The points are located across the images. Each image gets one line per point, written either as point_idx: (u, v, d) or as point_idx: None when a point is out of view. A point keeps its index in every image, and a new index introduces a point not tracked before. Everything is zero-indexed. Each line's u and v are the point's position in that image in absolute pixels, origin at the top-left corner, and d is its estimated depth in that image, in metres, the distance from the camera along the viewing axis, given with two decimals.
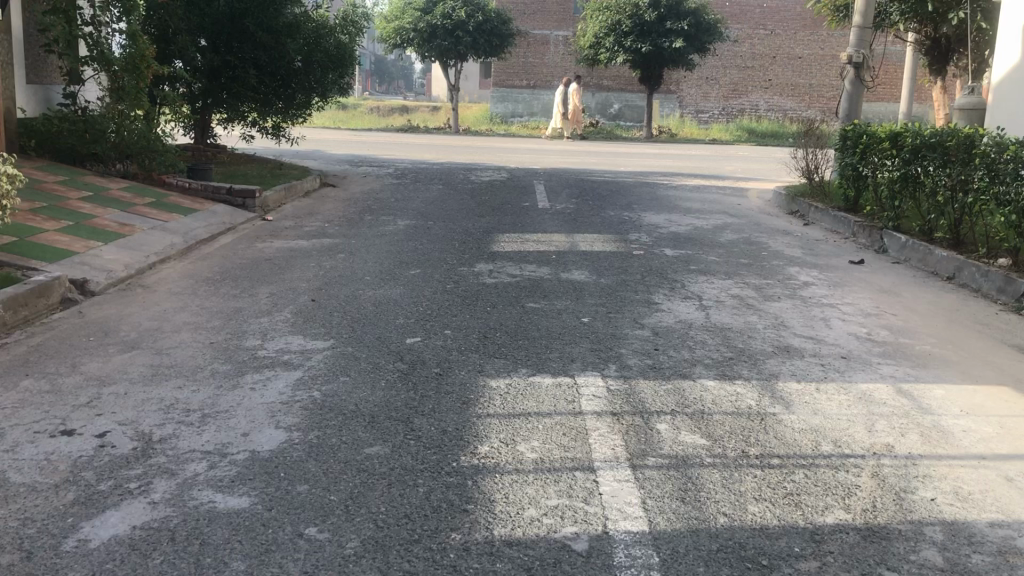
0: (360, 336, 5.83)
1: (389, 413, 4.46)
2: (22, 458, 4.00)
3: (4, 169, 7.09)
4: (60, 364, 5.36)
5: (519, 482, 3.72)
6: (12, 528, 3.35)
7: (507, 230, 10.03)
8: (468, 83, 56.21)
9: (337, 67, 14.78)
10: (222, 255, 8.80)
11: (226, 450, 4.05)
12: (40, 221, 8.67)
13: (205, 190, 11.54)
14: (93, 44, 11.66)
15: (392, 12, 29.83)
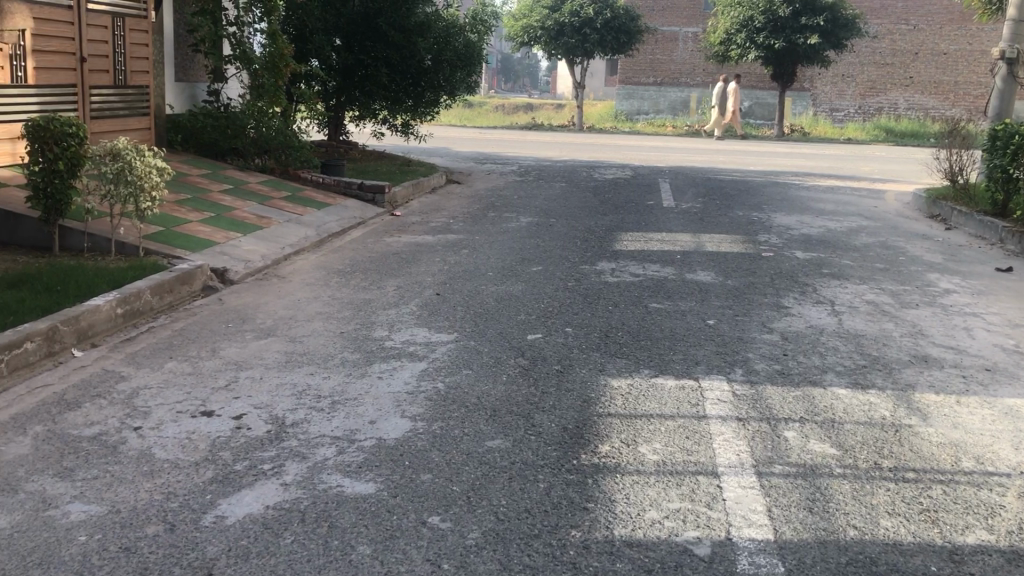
0: (483, 331, 5.91)
1: (511, 407, 4.51)
2: (165, 436, 4.24)
3: (154, 163, 7.51)
4: (201, 348, 5.65)
5: (640, 483, 3.69)
6: (157, 502, 3.55)
7: (631, 229, 9.95)
8: (594, 82, 56.08)
9: (465, 65, 14.97)
10: (352, 248, 9.08)
11: (354, 437, 4.19)
12: (186, 212, 9.15)
13: (338, 185, 11.93)
14: (236, 44, 12.28)
15: (521, 10, 30.16)
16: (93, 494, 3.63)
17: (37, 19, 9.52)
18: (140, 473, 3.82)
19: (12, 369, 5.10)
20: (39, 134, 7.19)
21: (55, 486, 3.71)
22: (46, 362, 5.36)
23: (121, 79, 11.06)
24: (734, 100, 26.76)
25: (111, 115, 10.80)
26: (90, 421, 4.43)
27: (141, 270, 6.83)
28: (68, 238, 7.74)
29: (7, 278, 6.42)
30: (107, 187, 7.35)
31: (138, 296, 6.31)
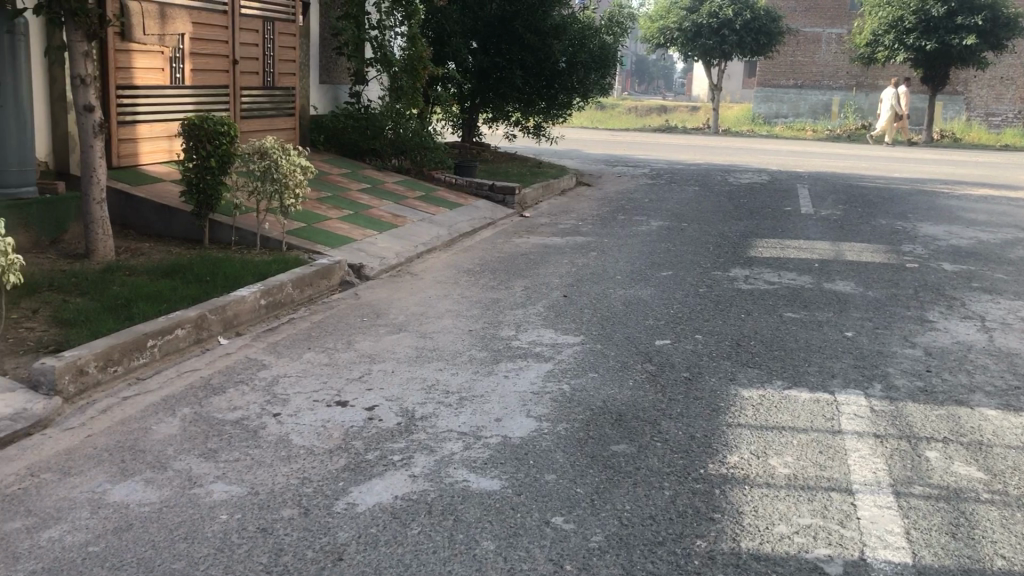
0: (610, 334, 5.88)
1: (637, 413, 4.47)
2: (302, 423, 4.42)
3: (298, 162, 7.82)
4: (337, 340, 5.86)
5: (770, 496, 3.60)
6: (293, 486, 3.71)
7: (766, 236, 9.67)
8: (731, 83, 54.42)
9: (600, 67, 14.95)
10: (482, 248, 9.21)
11: (480, 433, 4.24)
12: (326, 210, 9.50)
13: (470, 186, 12.12)
14: (378, 47, 12.68)
15: (658, 11, 29.94)
16: (235, 475, 3.82)
17: (196, 23, 10.09)
18: (277, 458, 3.99)
19: (164, 353, 5.43)
20: (195, 133, 7.64)
21: (200, 465, 3.93)
22: (194, 347, 5.67)
23: (269, 81, 11.59)
24: (904, 103, 25.45)
25: (258, 114, 11.34)
26: (233, 406, 4.67)
27: (283, 264, 7.13)
28: (217, 231, 8.18)
29: (161, 268, 6.83)
30: (255, 184, 7.72)
31: (280, 289, 6.59)
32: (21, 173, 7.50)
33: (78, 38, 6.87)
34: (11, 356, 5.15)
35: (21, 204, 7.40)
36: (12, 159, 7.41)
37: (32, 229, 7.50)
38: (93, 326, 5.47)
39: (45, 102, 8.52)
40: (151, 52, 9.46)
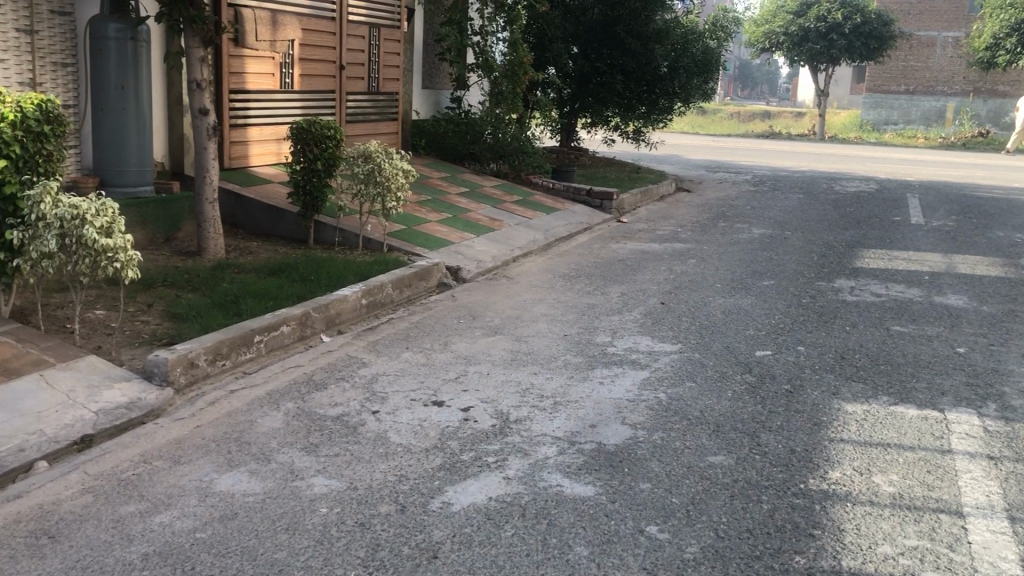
0: (708, 344, 5.79)
1: (735, 424, 4.39)
2: (400, 421, 4.50)
3: (401, 165, 7.96)
4: (434, 341, 5.94)
5: (873, 515, 3.48)
6: (391, 482, 3.78)
7: (873, 246, 9.37)
8: (838, 89, 52.83)
9: (703, 72, 14.80)
10: (579, 253, 9.20)
11: (575, 439, 4.24)
12: (425, 213, 9.64)
13: (567, 191, 12.13)
14: (479, 53, 12.86)
15: (764, 16, 29.53)
16: (335, 469, 3.92)
17: (306, 30, 10.39)
18: (376, 454, 4.08)
19: (269, 349, 5.60)
20: (302, 136, 7.88)
21: (302, 459, 4.04)
22: (298, 344, 5.84)
23: (374, 86, 11.85)
24: None
25: (362, 118, 11.61)
26: (334, 402, 4.79)
27: (384, 265, 7.29)
28: (321, 232, 8.40)
29: (267, 266, 7.06)
30: (358, 186, 7.90)
31: (380, 289, 6.72)
32: (140, 173, 7.85)
33: (196, 44, 7.17)
34: (127, 347, 5.40)
35: (138, 202, 7.75)
36: (132, 160, 7.77)
37: (148, 227, 7.86)
38: (203, 321, 5.69)
39: (163, 105, 8.91)
40: (262, 57, 9.79)
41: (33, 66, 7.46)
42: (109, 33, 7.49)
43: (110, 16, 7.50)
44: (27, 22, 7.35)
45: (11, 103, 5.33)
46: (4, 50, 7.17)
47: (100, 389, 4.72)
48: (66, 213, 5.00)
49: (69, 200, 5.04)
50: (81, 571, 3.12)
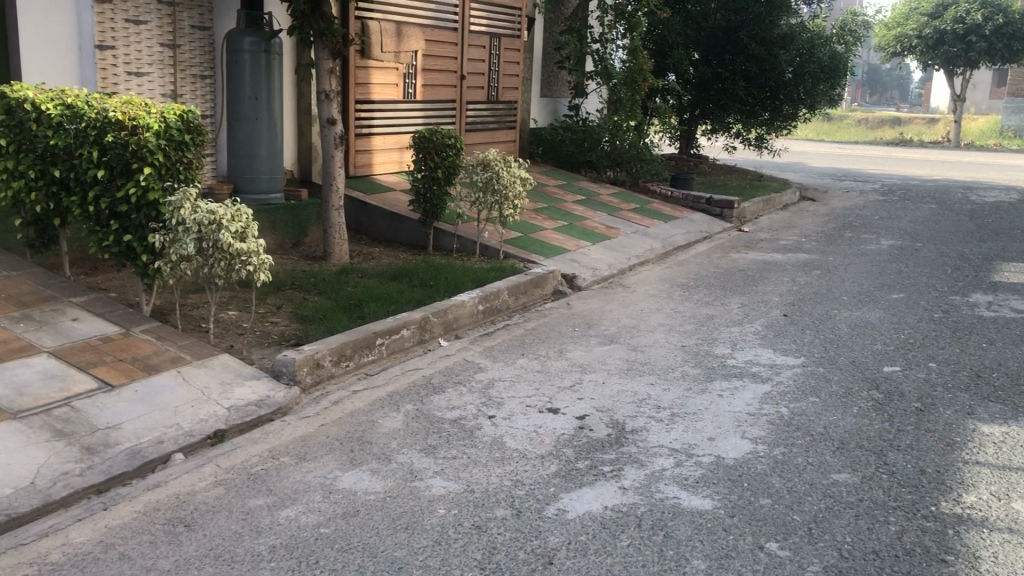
0: (833, 358, 5.62)
1: (861, 442, 4.24)
2: (516, 427, 4.54)
3: (519, 173, 8.02)
4: (550, 348, 5.97)
5: (1013, 543, 3.31)
6: (507, 487, 3.82)
7: (1013, 259, 8.88)
8: (976, 93, 50.33)
9: (829, 78, 14.21)
10: (698, 263, 9.07)
11: (692, 451, 4.19)
12: (541, 220, 9.70)
13: (686, 200, 11.98)
14: (598, 60, 12.89)
15: (896, 18, 28.49)
16: (452, 472, 3.99)
17: (429, 41, 10.60)
18: (492, 458, 4.13)
19: (390, 351, 5.75)
20: (423, 145, 8.06)
21: (421, 460, 4.13)
22: (417, 348, 5.97)
23: (493, 95, 12.01)
24: None
25: (481, 127, 11.80)
26: (452, 405, 4.87)
27: (500, 272, 7.37)
28: (440, 238, 8.57)
29: (389, 271, 7.25)
30: (477, 194, 8.01)
31: (497, 295, 6.80)
32: (270, 181, 8.18)
33: (325, 56, 7.42)
34: (258, 347, 5.64)
35: (269, 209, 8.09)
36: (263, 169, 8.11)
37: (277, 232, 8.18)
38: (328, 323, 5.89)
39: (293, 116, 9.27)
40: (386, 69, 10.03)
41: (175, 78, 7.90)
42: (244, 46, 7.86)
43: (245, 30, 7.87)
44: (170, 37, 7.80)
45: (154, 113, 5.60)
46: (148, 64, 7.66)
47: (232, 386, 4.95)
48: (205, 218, 5.26)
49: (207, 206, 5.30)
50: (215, 558, 3.27)
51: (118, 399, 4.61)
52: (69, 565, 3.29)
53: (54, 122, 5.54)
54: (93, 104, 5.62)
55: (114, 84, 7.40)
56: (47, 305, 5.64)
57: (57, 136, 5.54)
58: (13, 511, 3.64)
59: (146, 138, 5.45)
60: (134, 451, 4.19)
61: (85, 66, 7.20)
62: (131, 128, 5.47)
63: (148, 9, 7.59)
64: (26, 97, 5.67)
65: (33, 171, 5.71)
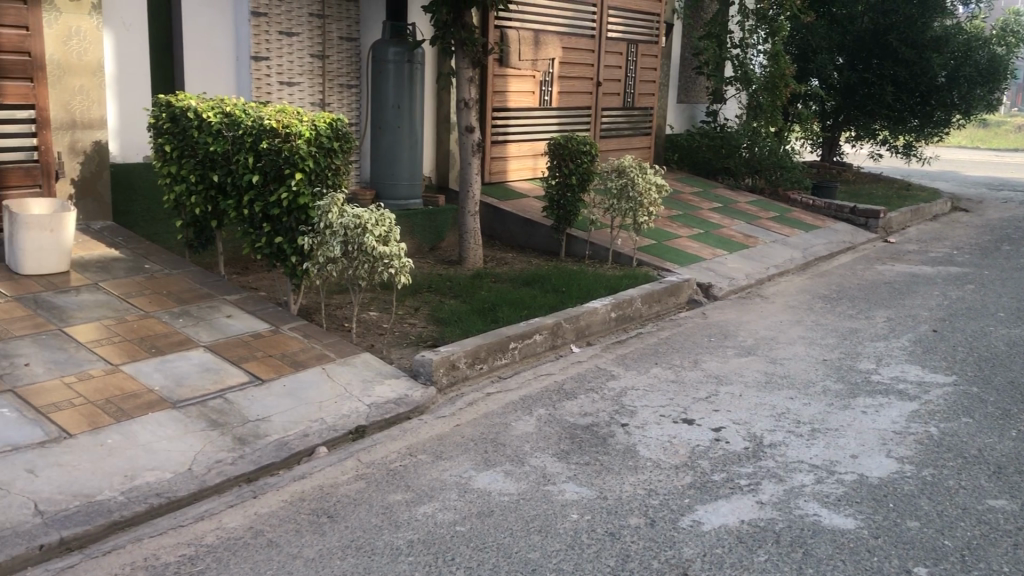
0: (989, 377, 5.32)
1: (1019, 467, 4.00)
2: (650, 436, 4.51)
3: (655, 180, 7.94)
4: (684, 358, 5.90)
5: None
6: (641, 496, 3.80)
7: None
8: None
9: (987, 81, 13.45)
10: (840, 274, 8.77)
11: (834, 468, 4.05)
12: (677, 228, 9.59)
13: (829, 208, 11.57)
14: (738, 66, 12.63)
15: None
16: (585, 478, 4.00)
17: (567, 48, 10.64)
18: (625, 466, 4.12)
19: (522, 356, 5.81)
20: (559, 152, 8.12)
21: (554, 464, 4.16)
22: (549, 353, 6.01)
23: (629, 102, 11.96)
24: None
25: (616, 134, 11.79)
26: (584, 412, 4.89)
27: (634, 280, 7.33)
28: (574, 245, 8.60)
29: (523, 277, 7.33)
30: (612, 201, 8.00)
31: (631, 303, 6.76)
32: (410, 187, 8.42)
33: (466, 65, 7.57)
34: (397, 347, 5.82)
35: (408, 214, 8.33)
36: (404, 175, 8.36)
37: (416, 237, 8.42)
38: (463, 326, 6.00)
39: (433, 123, 9.50)
40: (523, 76, 10.14)
41: (323, 87, 8.24)
42: (389, 56, 8.12)
43: (390, 41, 8.13)
44: (319, 48, 8.13)
45: (306, 121, 5.85)
46: (299, 74, 8.01)
47: (373, 384, 5.12)
48: (351, 222, 5.46)
49: (353, 211, 5.50)
50: (355, 550, 3.40)
51: (267, 392, 4.85)
52: (221, 548, 3.48)
53: (213, 130, 5.88)
54: (250, 112, 5.92)
55: (268, 93, 7.77)
56: (204, 302, 5.99)
57: (216, 142, 5.88)
58: (172, 494, 3.88)
59: (297, 145, 5.69)
60: (282, 443, 4.39)
61: (241, 76, 7.60)
62: (284, 135, 5.72)
63: (300, 21, 7.93)
64: (189, 105, 6.05)
65: (194, 175, 6.09)
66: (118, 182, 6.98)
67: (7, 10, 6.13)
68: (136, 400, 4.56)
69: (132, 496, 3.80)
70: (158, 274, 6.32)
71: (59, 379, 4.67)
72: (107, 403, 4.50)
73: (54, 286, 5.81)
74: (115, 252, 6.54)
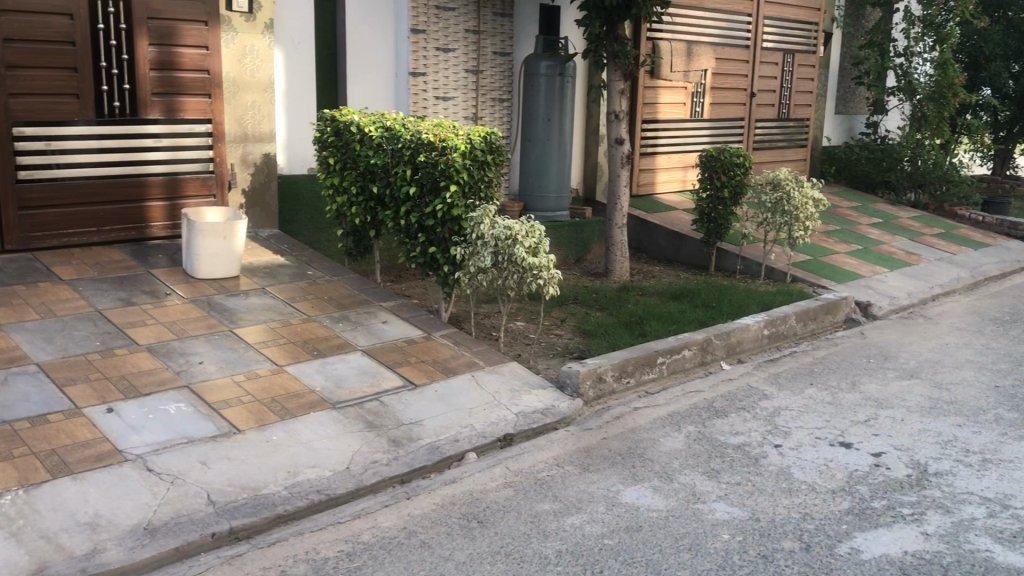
0: None
1: None
2: (805, 458, 4.37)
3: (812, 195, 7.69)
4: (842, 379, 5.67)
5: None
6: (795, 519, 3.69)
7: None
8: None
9: None
10: (1013, 295, 8.23)
11: (1008, 502, 3.81)
12: (834, 243, 9.25)
13: (1001, 226, 10.95)
14: (902, 75, 12.06)
15: None
16: (736, 498, 3.92)
17: (720, 59, 10.45)
18: (779, 488, 4.00)
19: (671, 371, 5.75)
20: (711, 164, 8.01)
21: (704, 483, 4.09)
22: (698, 369, 5.91)
23: (784, 113, 11.63)
24: None
25: (769, 146, 11.50)
26: (736, 430, 4.78)
27: (788, 296, 7.12)
28: (724, 259, 8.45)
29: (672, 291, 7.25)
30: (765, 216, 7.80)
31: (784, 320, 6.56)
32: (557, 199, 8.49)
33: (617, 77, 7.59)
34: (544, 358, 5.87)
35: (556, 226, 8.40)
36: (552, 188, 8.44)
37: (562, 248, 8.48)
38: (611, 339, 6.00)
39: (582, 135, 9.54)
40: (675, 88, 10.05)
41: (477, 101, 8.42)
42: (541, 70, 8.23)
43: (543, 55, 8.25)
44: (474, 63, 8.31)
45: (461, 135, 6.00)
46: (454, 89, 8.20)
47: (521, 393, 5.19)
48: (502, 233, 5.55)
49: (505, 222, 5.59)
50: (505, 556, 3.45)
51: (420, 397, 5.00)
52: (377, 546, 3.61)
53: (375, 143, 6.14)
54: (409, 127, 6.13)
55: (423, 108, 8.00)
56: (361, 307, 6.23)
57: (376, 155, 6.13)
58: (331, 491, 4.06)
59: (453, 158, 5.82)
60: (434, 447, 4.52)
61: (399, 91, 7.88)
62: (441, 149, 5.88)
63: (456, 37, 8.12)
64: (352, 120, 6.35)
65: (355, 187, 6.38)
66: (284, 193, 7.37)
67: (190, 31, 6.59)
68: (299, 400, 4.80)
69: (295, 491, 3.99)
70: (320, 280, 6.62)
71: (229, 377, 4.97)
72: (273, 401, 4.75)
73: (226, 290, 6.18)
74: (280, 258, 6.90)
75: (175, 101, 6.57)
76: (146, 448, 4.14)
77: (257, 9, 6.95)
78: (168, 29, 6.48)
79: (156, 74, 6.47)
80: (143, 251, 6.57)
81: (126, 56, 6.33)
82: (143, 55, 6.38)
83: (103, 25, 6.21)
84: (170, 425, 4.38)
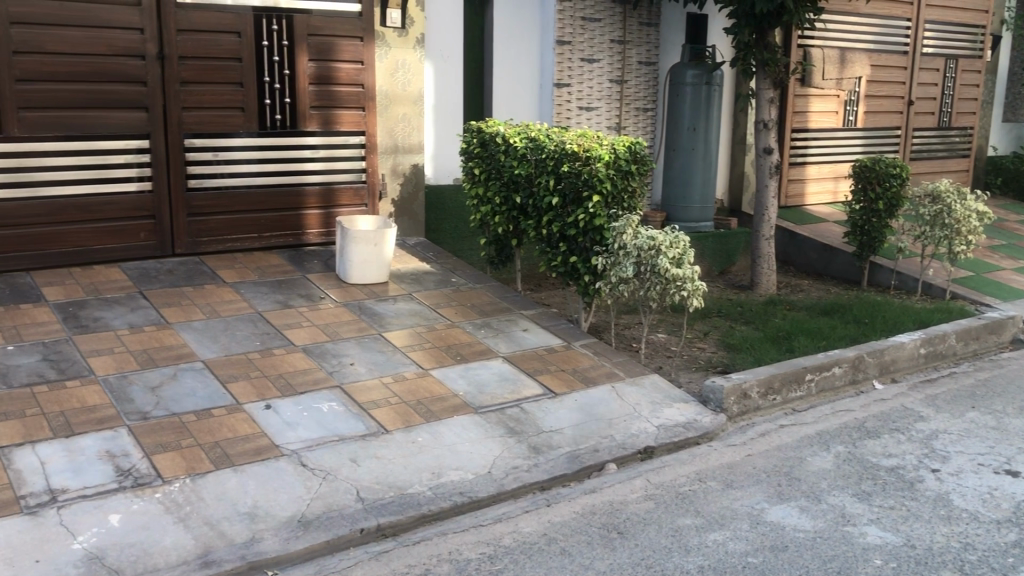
0: None
1: None
2: (965, 485, 4.14)
3: (976, 208, 7.27)
4: (1008, 404, 5.33)
5: None
6: (955, 549, 3.50)
7: None
8: None
9: None
10: None
11: None
12: (999, 259, 8.71)
13: None
14: None
15: None
16: (890, 523, 3.75)
17: (877, 65, 10.04)
18: (937, 515, 3.81)
19: (820, 389, 5.56)
20: (865, 175, 7.71)
21: (854, 505, 3.94)
22: (849, 388, 5.69)
23: (945, 121, 11.05)
24: None
25: (928, 156, 10.96)
26: (889, 453, 4.58)
27: (948, 314, 6.76)
28: (877, 274, 8.11)
29: (821, 306, 7.01)
30: (923, 229, 7.42)
31: (943, 339, 6.23)
32: (702, 209, 8.37)
33: (767, 85, 7.43)
34: (685, 370, 5.80)
35: (700, 237, 8.28)
36: (696, 198, 8.32)
37: (706, 260, 8.35)
38: (756, 354, 5.86)
39: (727, 145, 9.37)
40: (827, 96, 9.74)
41: (621, 111, 8.40)
42: (687, 79, 8.14)
43: (689, 64, 8.16)
44: (619, 73, 8.30)
45: (606, 145, 6.00)
46: (598, 99, 8.21)
47: (662, 406, 5.14)
48: (645, 244, 5.51)
49: (648, 232, 5.55)
50: (646, 568, 3.43)
51: (560, 405, 5.03)
52: (518, 550, 3.66)
53: (519, 153, 6.23)
54: (553, 137, 6.19)
55: (568, 118, 8.05)
56: (503, 315, 6.33)
57: (521, 166, 6.22)
58: (473, 494, 4.14)
59: (597, 168, 5.82)
60: (574, 456, 4.54)
61: (544, 102, 7.96)
62: (584, 158, 5.89)
63: (602, 48, 8.13)
64: (498, 132, 6.47)
65: (499, 197, 6.49)
66: (431, 202, 7.58)
67: (347, 46, 6.89)
68: (443, 403, 4.92)
69: (439, 492, 4.10)
70: (463, 287, 6.77)
71: (377, 379, 5.16)
72: (418, 404, 4.89)
73: (375, 295, 6.41)
74: (426, 265, 7.11)
75: (332, 114, 6.88)
76: (300, 444, 4.35)
77: (410, 24, 7.19)
78: (327, 45, 6.79)
79: (315, 88, 6.79)
80: (299, 256, 6.89)
81: (287, 71, 6.68)
82: (303, 70, 6.72)
83: (268, 42, 6.58)
84: (323, 423, 4.58)
